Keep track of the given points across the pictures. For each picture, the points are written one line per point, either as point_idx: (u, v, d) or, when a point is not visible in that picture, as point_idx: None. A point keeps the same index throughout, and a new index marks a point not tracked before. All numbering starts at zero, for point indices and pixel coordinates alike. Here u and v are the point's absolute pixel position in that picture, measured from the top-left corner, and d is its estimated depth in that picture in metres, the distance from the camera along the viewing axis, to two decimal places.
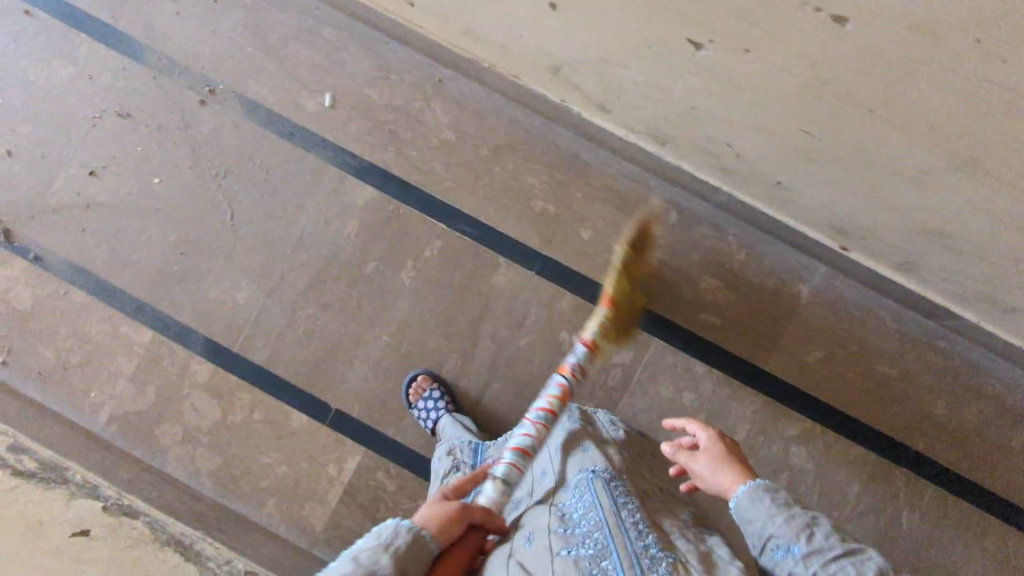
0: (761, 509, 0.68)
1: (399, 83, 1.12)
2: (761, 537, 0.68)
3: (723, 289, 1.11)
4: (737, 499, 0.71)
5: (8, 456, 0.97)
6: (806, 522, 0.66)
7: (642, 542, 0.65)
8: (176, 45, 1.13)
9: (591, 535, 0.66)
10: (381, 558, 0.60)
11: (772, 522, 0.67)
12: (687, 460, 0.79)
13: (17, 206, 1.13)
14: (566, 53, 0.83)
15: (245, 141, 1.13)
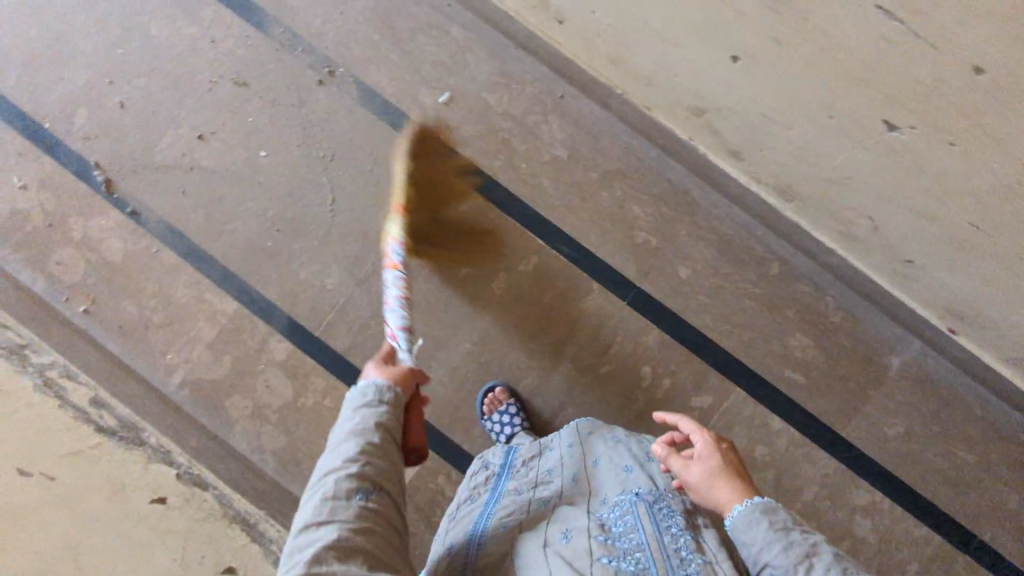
0: (759, 534, 0.64)
1: (520, 92, 1.11)
2: (757, 563, 0.64)
3: (813, 348, 1.10)
4: (732, 518, 0.67)
5: (90, 410, 0.97)
6: (806, 552, 0.62)
7: (683, 570, 0.67)
8: (304, 22, 1.13)
9: (634, 552, 0.69)
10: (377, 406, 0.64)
11: (770, 549, 0.63)
12: (681, 465, 0.74)
13: (122, 157, 1.13)
14: (732, 104, 0.88)
15: (358, 128, 1.12)
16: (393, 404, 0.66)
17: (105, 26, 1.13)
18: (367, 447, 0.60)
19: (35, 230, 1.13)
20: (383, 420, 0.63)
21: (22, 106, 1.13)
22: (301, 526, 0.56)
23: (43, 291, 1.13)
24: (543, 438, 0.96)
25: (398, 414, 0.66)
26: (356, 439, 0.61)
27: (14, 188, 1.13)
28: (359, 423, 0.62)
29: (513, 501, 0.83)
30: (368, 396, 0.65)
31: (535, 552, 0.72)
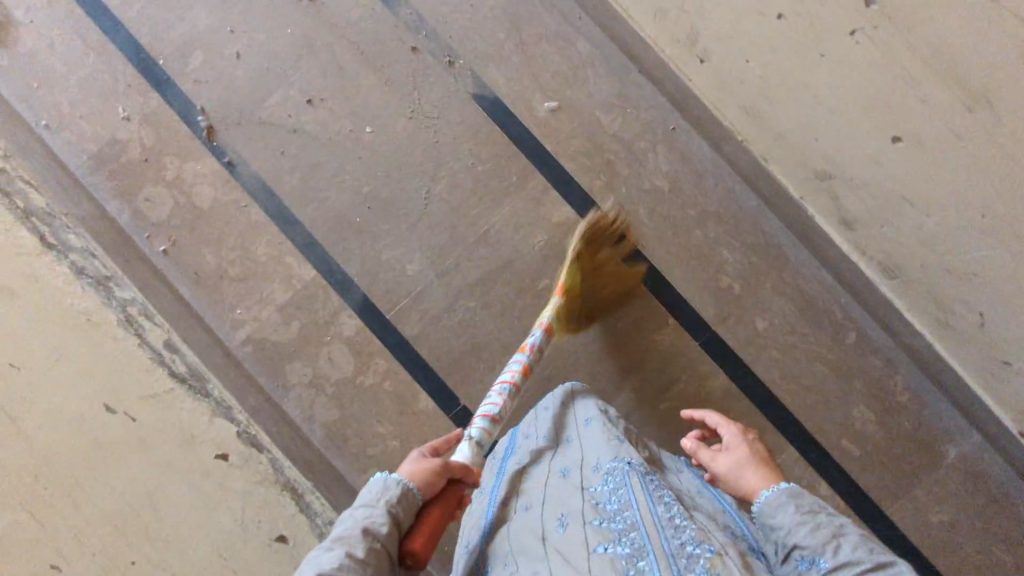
0: (785, 515, 0.64)
1: (634, 117, 1.11)
2: (785, 546, 0.63)
3: (873, 422, 1.10)
4: (761, 503, 0.68)
5: (164, 355, 1.08)
6: (833, 532, 0.62)
7: (678, 540, 0.60)
8: (433, 7, 1.12)
9: (629, 531, 0.62)
10: (377, 508, 0.63)
11: (798, 530, 0.63)
12: (710, 455, 0.79)
13: (228, 107, 1.13)
14: (874, 178, 0.96)
15: (466, 122, 1.12)
16: (397, 504, 0.64)
17: None
18: (344, 561, 0.59)
19: (130, 161, 1.13)
20: (373, 527, 0.62)
21: (140, 39, 1.13)
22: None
23: (126, 223, 1.12)
24: (540, 420, 0.88)
25: (397, 523, 0.63)
26: (339, 548, 0.60)
27: (118, 118, 1.13)
28: (346, 533, 0.61)
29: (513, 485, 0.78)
30: (364, 506, 0.64)
31: (532, 541, 0.66)
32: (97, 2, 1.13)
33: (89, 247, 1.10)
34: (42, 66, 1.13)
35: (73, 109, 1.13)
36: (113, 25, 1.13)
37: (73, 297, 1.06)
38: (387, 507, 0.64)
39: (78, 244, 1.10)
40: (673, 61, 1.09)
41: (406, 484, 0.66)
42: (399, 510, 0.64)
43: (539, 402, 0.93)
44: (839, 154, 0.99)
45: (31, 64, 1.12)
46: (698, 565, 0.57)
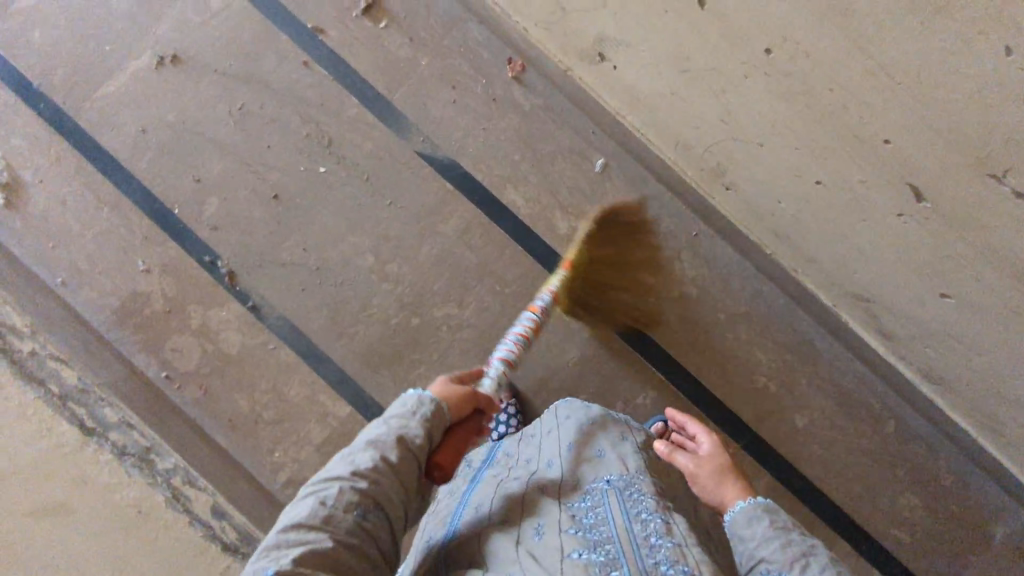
0: (757, 528, 0.64)
1: (656, 227, 1.10)
2: (752, 558, 0.63)
3: (922, 509, 1.10)
4: (735, 514, 0.67)
5: (213, 521, 1.05)
6: (801, 550, 0.61)
7: (653, 558, 0.59)
8: (446, 133, 1.12)
9: (604, 544, 0.61)
10: (410, 425, 0.63)
11: (767, 545, 0.62)
12: (686, 461, 0.79)
13: (248, 251, 1.12)
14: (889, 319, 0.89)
15: (489, 244, 1.12)
16: (432, 417, 0.64)
17: (244, 117, 1.12)
18: (376, 466, 0.60)
19: (153, 312, 1.12)
20: (392, 447, 0.61)
21: (154, 189, 1.12)
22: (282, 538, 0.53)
23: (155, 377, 1.10)
24: (526, 429, 0.89)
25: (433, 434, 0.64)
26: (368, 453, 0.61)
27: (138, 271, 1.12)
28: (378, 440, 0.62)
29: (489, 491, 0.74)
30: (408, 417, 0.63)
31: (497, 540, 0.64)
32: (105, 156, 1.12)
33: (123, 416, 1.07)
34: (56, 224, 1.11)
35: (91, 266, 1.11)
36: (124, 178, 1.12)
37: (123, 488, 1.01)
38: (420, 425, 0.63)
39: (114, 418, 1.07)
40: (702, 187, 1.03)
41: (439, 403, 0.65)
42: (432, 428, 0.64)
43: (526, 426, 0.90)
44: (879, 287, 0.86)
45: (44, 224, 1.11)
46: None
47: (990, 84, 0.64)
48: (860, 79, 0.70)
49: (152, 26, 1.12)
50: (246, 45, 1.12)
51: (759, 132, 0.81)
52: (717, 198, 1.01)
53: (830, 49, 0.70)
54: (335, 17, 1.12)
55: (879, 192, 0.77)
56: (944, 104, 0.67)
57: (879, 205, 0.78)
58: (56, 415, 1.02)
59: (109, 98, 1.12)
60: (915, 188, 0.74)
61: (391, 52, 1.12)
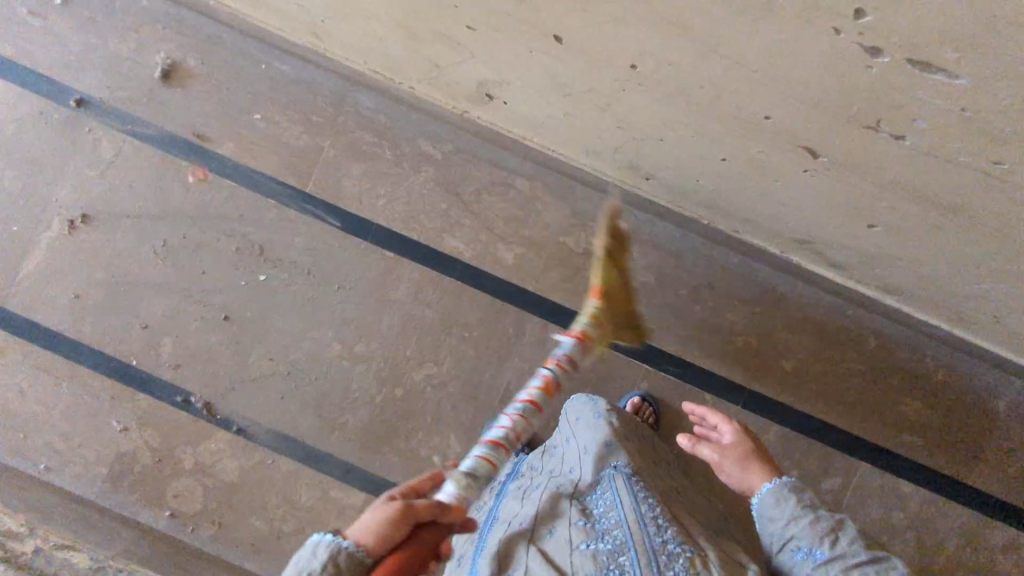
0: (785, 509, 0.73)
1: (595, 229, 1.12)
2: (782, 537, 0.72)
3: (924, 408, 1.13)
4: (761, 495, 0.75)
5: None
6: (831, 526, 0.70)
7: (661, 538, 0.69)
8: (369, 205, 1.12)
9: (612, 531, 0.70)
10: None
11: (796, 524, 0.71)
12: (712, 454, 0.82)
13: (217, 378, 1.11)
14: (836, 254, 0.90)
15: (445, 296, 1.12)
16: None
17: (170, 252, 1.11)
18: None
19: (144, 467, 1.11)
20: None
21: (105, 349, 1.11)
22: (319, 545, 0.53)
23: (166, 527, 1.10)
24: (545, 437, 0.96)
25: None
26: None
27: (115, 432, 1.11)
28: None
29: (511, 500, 0.82)
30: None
31: (517, 542, 0.71)
32: (48, 332, 1.11)
33: None
34: (21, 414, 1.10)
35: (69, 443, 1.10)
36: (74, 347, 1.11)
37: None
38: None
39: None
40: (622, 180, 1.02)
41: (339, 551, 0.52)
42: None
43: (544, 437, 0.96)
44: (815, 232, 0.86)
45: (11, 418, 1.10)
46: (678, 563, 0.67)
47: (859, 63, 0.51)
48: (728, 76, 0.59)
49: (53, 195, 1.11)
50: (150, 184, 1.12)
51: (645, 126, 0.74)
52: (637, 184, 1.01)
53: (683, 54, 0.58)
54: (228, 130, 1.12)
55: (781, 155, 0.68)
56: (832, 91, 0.55)
57: (786, 164, 0.69)
58: None
59: (34, 277, 1.11)
60: (810, 148, 0.65)
61: (292, 145, 1.12)
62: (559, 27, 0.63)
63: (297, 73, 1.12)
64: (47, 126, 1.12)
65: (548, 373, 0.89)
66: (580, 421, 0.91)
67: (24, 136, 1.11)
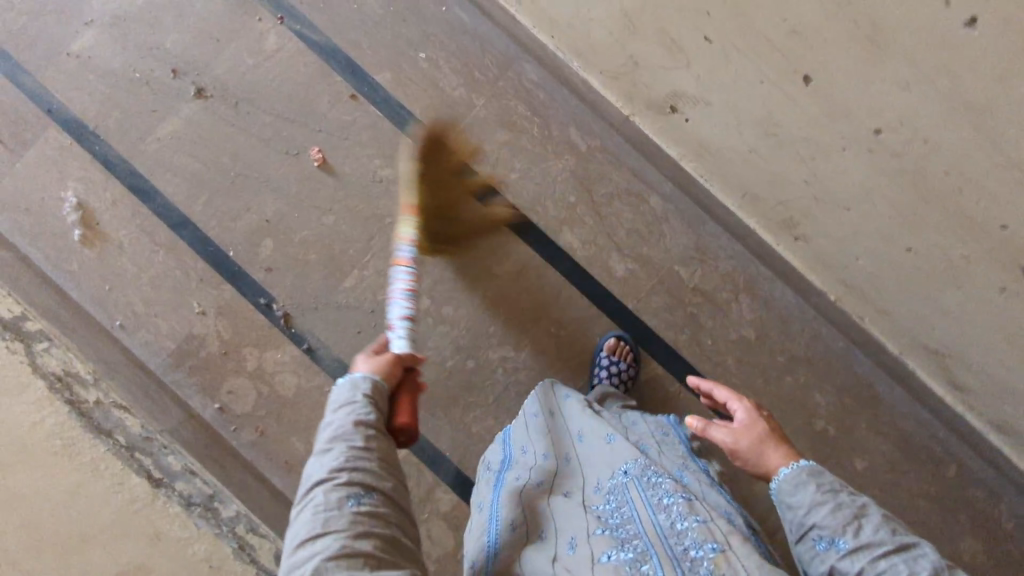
0: (805, 495, 0.63)
1: (713, 269, 1.09)
2: (803, 525, 0.63)
3: (986, 554, 1.07)
4: (779, 481, 0.66)
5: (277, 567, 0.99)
6: (853, 512, 0.60)
7: (682, 545, 0.64)
8: (501, 175, 1.11)
9: (633, 541, 0.65)
10: (361, 403, 0.61)
11: (817, 511, 0.62)
12: (724, 436, 0.71)
13: (304, 294, 1.11)
14: (965, 375, 0.86)
15: (545, 286, 1.10)
16: (375, 392, 0.63)
17: (298, 160, 1.11)
18: (349, 454, 0.57)
19: (209, 355, 1.10)
20: (362, 417, 0.60)
21: (209, 231, 1.12)
22: (348, 381, 0.64)
23: (211, 419, 1.08)
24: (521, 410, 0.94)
25: (382, 406, 0.63)
26: (337, 446, 0.58)
27: (193, 314, 1.11)
28: (342, 427, 0.59)
29: (508, 492, 0.76)
30: (353, 395, 0.62)
31: (538, 554, 0.67)
32: (162, 199, 1.12)
33: (186, 463, 1.02)
34: (113, 267, 1.11)
35: (148, 309, 1.10)
36: (182, 221, 1.12)
37: (194, 541, 0.96)
38: (368, 400, 0.62)
39: (178, 466, 1.01)
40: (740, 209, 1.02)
41: (373, 378, 0.64)
42: (379, 404, 0.63)
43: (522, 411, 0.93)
44: (960, 344, 0.81)
45: (102, 268, 1.11)
46: (703, 567, 0.61)
47: None
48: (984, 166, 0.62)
49: (208, 68, 1.12)
50: (301, 87, 1.12)
51: (842, 191, 0.75)
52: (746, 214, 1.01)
53: None
54: (389, 60, 1.11)
55: (984, 265, 0.69)
56: None
57: (983, 277, 0.71)
58: (127, 468, 0.97)
59: (164, 141, 1.12)
60: None
61: (445, 92, 1.11)
62: (818, 67, 0.67)
63: (472, 25, 1.11)
64: (223, 3, 1.12)
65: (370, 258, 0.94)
66: (568, 402, 0.90)
67: (199, 5, 1.12)
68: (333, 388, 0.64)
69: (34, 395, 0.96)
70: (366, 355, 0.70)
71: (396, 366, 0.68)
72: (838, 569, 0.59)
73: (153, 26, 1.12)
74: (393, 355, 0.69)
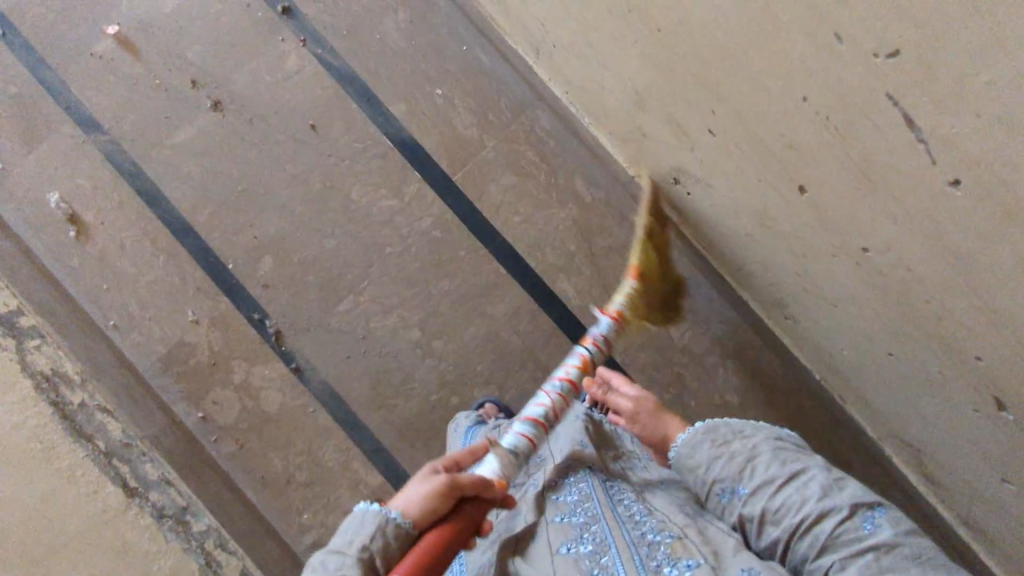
0: (703, 453, 0.70)
1: (702, 331, 1.10)
2: (706, 483, 0.69)
3: None
4: (678, 447, 0.73)
5: None
6: (746, 457, 0.67)
7: (638, 530, 0.64)
8: (504, 216, 1.12)
9: (591, 528, 0.66)
10: (349, 560, 0.55)
11: (715, 465, 0.69)
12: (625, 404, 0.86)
13: (298, 313, 1.12)
14: (938, 472, 0.87)
15: (536, 331, 1.11)
16: (377, 553, 0.55)
17: (306, 181, 1.12)
18: None
19: (198, 363, 1.11)
20: None
21: (211, 242, 1.13)
22: (360, 515, 0.57)
23: (193, 427, 1.10)
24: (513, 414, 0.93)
25: (381, 567, 0.55)
26: None
27: (186, 321, 1.12)
28: None
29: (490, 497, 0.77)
30: (347, 546, 0.55)
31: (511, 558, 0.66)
32: (168, 205, 1.13)
33: (162, 473, 1.02)
34: (112, 268, 1.12)
35: (142, 313, 1.12)
36: (185, 228, 1.13)
37: (163, 556, 0.93)
38: (359, 559, 0.55)
39: (155, 475, 1.01)
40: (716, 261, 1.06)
41: (390, 519, 0.56)
42: (377, 563, 0.55)
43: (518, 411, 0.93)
44: (934, 445, 0.81)
45: (101, 268, 1.12)
46: (660, 552, 0.61)
47: None
48: (964, 312, 0.56)
49: (227, 81, 1.13)
50: (316, 110, 1.13)
51: (835, 292, 0.71)
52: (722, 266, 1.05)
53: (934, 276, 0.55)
54: (406, 92, 1.13)
55: (958, 388, 0.65)
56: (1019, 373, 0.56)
57: (956, 400, 0.68)
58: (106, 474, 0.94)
59: (176, 148, 1.13)
60: (1001, 403, 0.61)
61: (457, 130, 1.12)
62: (812, 180, 0.61)
63: (491, 67, 1.12)
64: (248, 19, 1.14)
65: (585, 353, 0.87)
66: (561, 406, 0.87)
67: (224, 18, 1.14)
68: (351, 511, 0.58)
69: (17, 394, 0.93)
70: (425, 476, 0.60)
71: (447, 497, 0.58)
72: (746, 515, 0.65)
73: (177, 35, 1.13)
74: (450, 478, 0.59)
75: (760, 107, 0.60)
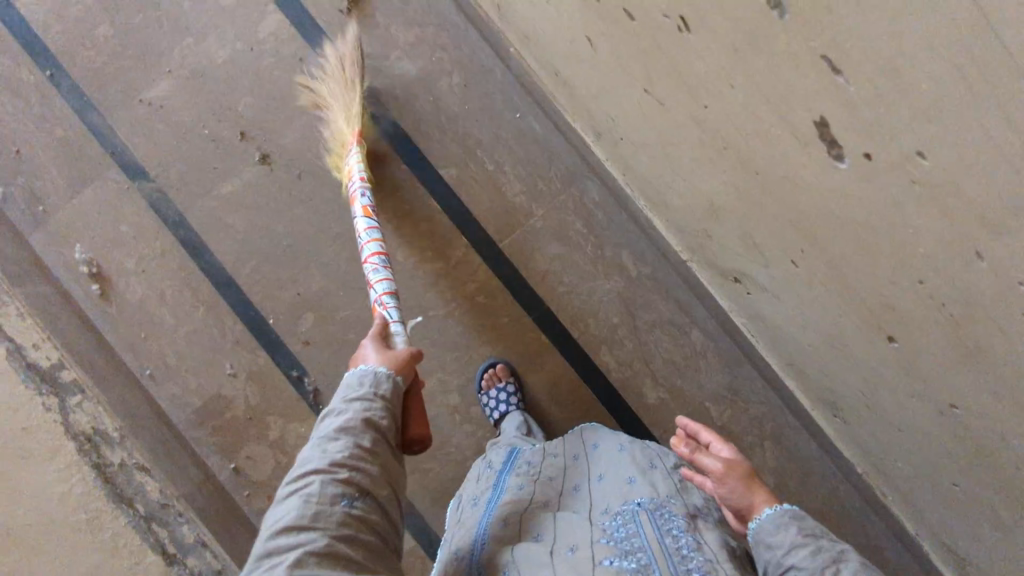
0: (785, 535, 0.60)
1: (742, 411, 1.10)
2: (780, 566, 0.59)
3: None
4: (759, 522, 0.62)
5: None
6: (833, 557, 0.57)
7: (685, 564, 0.60)
8: (548, 285, 1.11)
9: (636, 552, 0.62)
10: (370, 400, 0.59)
11: (796, 552, 0.58)
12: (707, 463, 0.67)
13: (337, 372, 1.12)
14: None
15: (576, 401, 1.12)
16: (390, 395, 0.60)
17: (352, 239, 1.12)
18: (353, 449, 0.55)
19: (234, 417, 1.11)
20: (369, 415, 0.57)
21: (252, 295, 1.12)
22: (364, 371, 0.61)
23: (227, 482, 1.10)
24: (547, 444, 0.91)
25: (394, 411, 0.60)
26: (342, 438, 0.55)
27: (224, 375, 1.11)
28: (349, 415, 0.57)
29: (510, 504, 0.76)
30: (365, 392, 0.59)
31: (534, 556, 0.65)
32: (210, 256, 1.12)
33: (199, 534, 1.04)
34: (151, 317, 1.11)
35: (179, 364, 1.11)
36: (226, 281, 1.12)
37: None
38: (379, 399, 0.59)
39: (191, 537, 1.03)
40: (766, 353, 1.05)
41: (393, 376, 0.62)
42: (389, 405, 0.60)
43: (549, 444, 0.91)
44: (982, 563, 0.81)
45: (140, 317, 1.11)
46: None
47: None
48: None
49: (276, 135, 1.12)
50: (366, 169, 1.12)
51: (899, 418, 0.73)
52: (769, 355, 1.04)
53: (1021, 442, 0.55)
54: (457, 155, 1.12)
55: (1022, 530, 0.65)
56: None
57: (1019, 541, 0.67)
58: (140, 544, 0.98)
59: (222, 199, 1.12)
60: None
61: (506, 196, 1.12)
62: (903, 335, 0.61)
63: (544, 135, 1.12)
64: (301, 73, 1.12)
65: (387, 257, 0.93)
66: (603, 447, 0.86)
67: (277, 71, 1.13)
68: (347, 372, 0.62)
69: (61, 463, 0.98)
70: (380, 347, 0.67)
71: (413, 363, 0.66)
72: None
73: (228, 84, 1.12)
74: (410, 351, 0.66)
75: (848, 257, 0.61)
